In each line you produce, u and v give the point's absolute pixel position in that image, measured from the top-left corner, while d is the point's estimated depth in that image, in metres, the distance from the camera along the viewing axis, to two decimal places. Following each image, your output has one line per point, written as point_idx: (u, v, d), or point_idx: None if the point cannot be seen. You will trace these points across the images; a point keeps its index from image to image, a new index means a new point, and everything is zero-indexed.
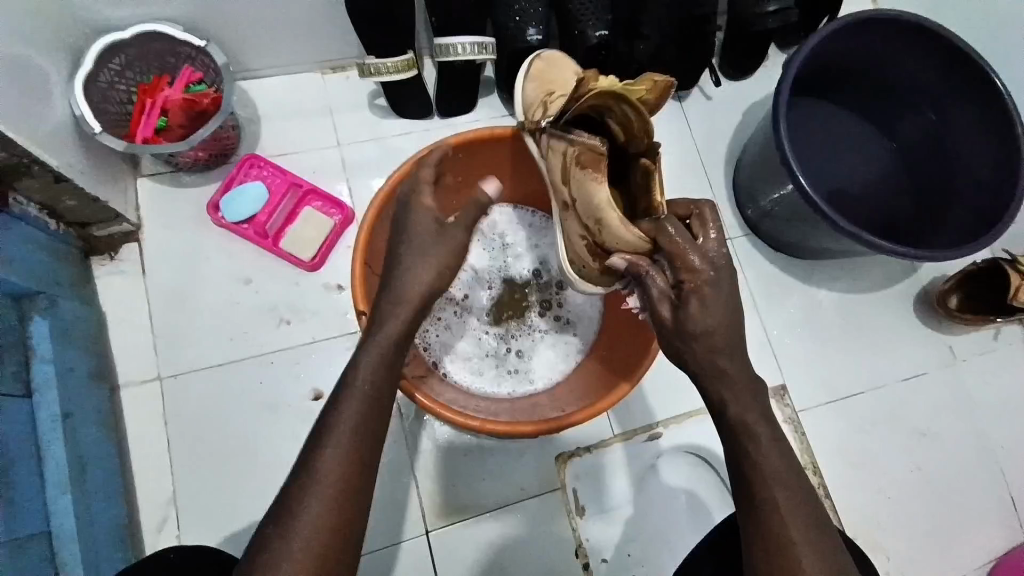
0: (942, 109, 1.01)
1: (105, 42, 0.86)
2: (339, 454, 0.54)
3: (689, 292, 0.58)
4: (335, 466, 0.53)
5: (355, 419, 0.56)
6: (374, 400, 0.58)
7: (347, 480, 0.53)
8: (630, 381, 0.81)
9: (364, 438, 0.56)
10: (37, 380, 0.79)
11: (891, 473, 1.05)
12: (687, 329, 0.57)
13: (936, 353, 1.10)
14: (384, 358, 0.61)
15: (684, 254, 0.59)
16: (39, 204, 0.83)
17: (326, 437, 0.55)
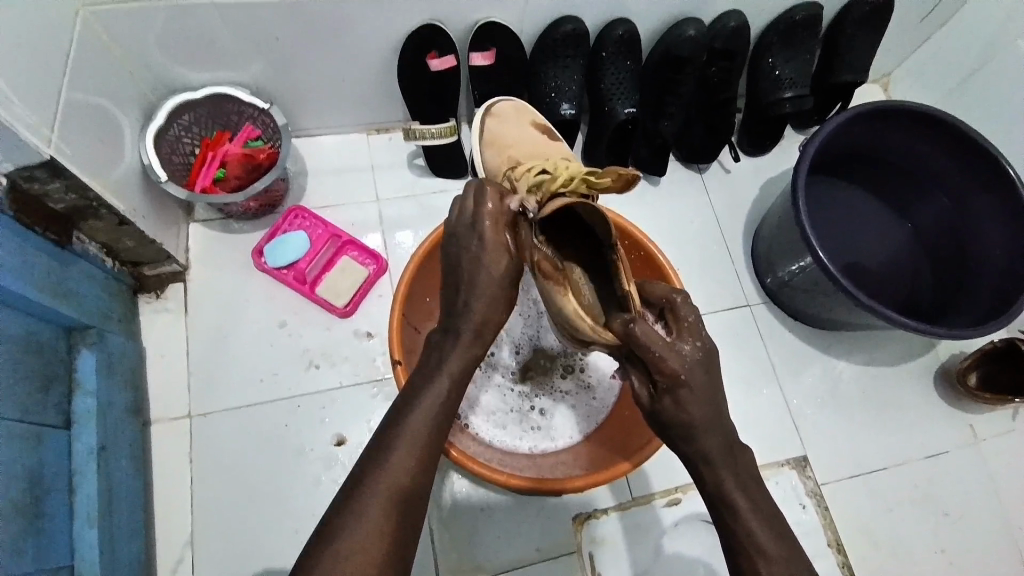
0: (961, 194, 1.05)
1: (176, 101, 0.95)
2: (378, 509, 0.54)
3: (664, 390, 0.59)
4: (373, 523, 0.53)
5: (398, 474, 0.55)
6: (421, 453, 0.57)
7: (384, 533, 0.53)
8: (632, 461, 0.83)
9: (405, 493, 0.55)
10: (78, 412, 0.81)
11: (917, 556, 1.02)
12: (672, 416, 0.59)
13: (958, 431, 1.09)
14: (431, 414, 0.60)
15: (659, 359, 0.58)
16: (99, 244, 0.89)
17: (368, 488, 0.55)
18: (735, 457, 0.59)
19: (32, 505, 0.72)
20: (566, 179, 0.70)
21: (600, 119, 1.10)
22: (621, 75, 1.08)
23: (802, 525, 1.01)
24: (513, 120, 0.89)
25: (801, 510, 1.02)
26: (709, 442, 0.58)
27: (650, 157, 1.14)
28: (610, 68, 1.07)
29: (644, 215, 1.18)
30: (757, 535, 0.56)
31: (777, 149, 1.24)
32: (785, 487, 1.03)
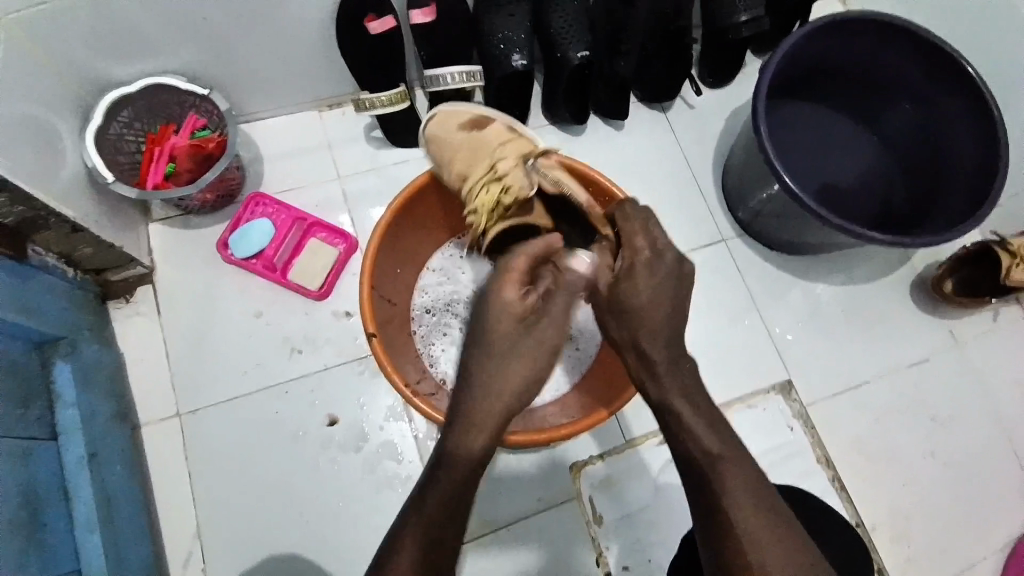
0: (920, 102, 1.04)
1: (114, 96, 0.92)
2: (412, 540, 0.57)
3: (629, 264, 0.67)
4: (417, 525, 0.58)
5: (428, 505, 0.59)
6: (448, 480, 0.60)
7: (445, 523, 0.59)
8: (608, 408, 0.83)
9: (439, 503, 0.59)
10: (62, 423, 0.81)
11: (905, 461, 1.05)
12: (630, 298, 0.65)
13: (938, 338, 1.11)
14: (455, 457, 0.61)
15: (631, 232, 0.68)
16: (57, 254, 0.87)
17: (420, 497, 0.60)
18: (677, 366, 0.64)
19: (30, 516, 0.73)
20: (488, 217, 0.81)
21: (554, 65, 1.05)
22: (569, 18, 1.04)
23: (792, 446, 1.04)
24: (451, 121, 0.84)
25: (789, 431, 1.05)
26: (651, 353, 0.64)
27: (608, 99, 1.12)
28: (555, 11, 1.04)
29: (611, 161, 1.16)
30: (697, 439, 0.60)
31: (740, 79, 1.22)
32: (773, 412, 1.06)
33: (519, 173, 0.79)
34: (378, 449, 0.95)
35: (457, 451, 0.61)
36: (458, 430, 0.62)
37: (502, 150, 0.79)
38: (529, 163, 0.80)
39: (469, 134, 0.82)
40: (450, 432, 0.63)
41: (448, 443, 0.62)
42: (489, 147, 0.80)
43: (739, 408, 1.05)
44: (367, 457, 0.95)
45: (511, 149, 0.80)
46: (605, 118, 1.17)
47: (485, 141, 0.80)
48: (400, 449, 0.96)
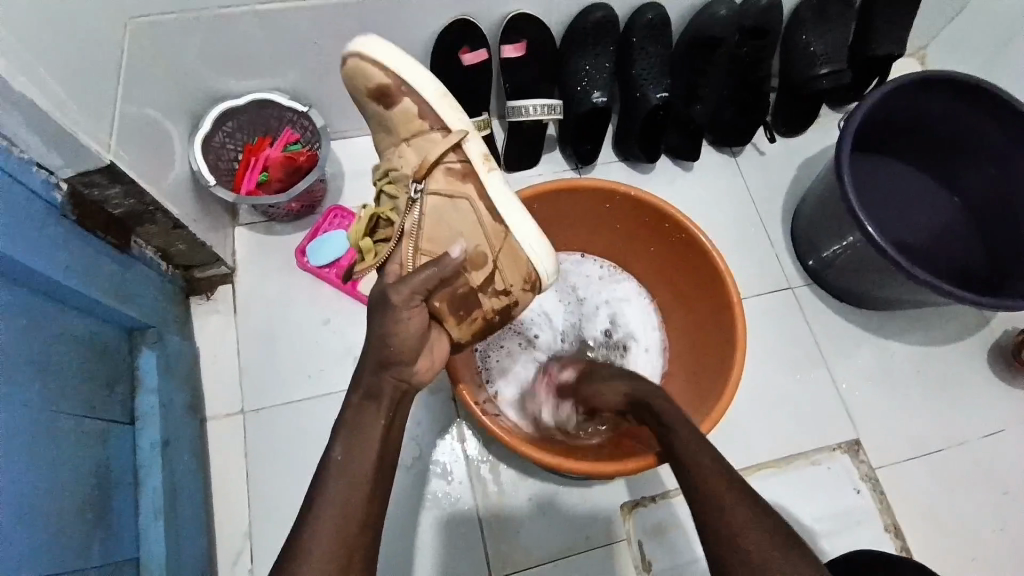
0: (1004, 164, 1.02)
1: (221, 109, 0.99)
2: (324, 545, 0.54)
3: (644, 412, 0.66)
4: (321, 522, 0.55)
5: (334, 509, 0.56)
6: (358, 479, 0.58)
7: (344, 519, 0.56)
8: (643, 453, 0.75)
9: (347, 507, 0.57)
10: (141, 409, 0.85)
11: (984, 539, 0.98)
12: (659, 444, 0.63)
13: (1020, 409, 1.05)
14: (351, 471, 0.59)
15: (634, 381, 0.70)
16: (155, 248, 0.92)
17: (317, 496, 0.57)
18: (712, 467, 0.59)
19: (103, 496, 0.75)
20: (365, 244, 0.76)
21: (632, 105, 1.09)
22: (650, 62, 1.07)
23: (856, 509, 0.99)
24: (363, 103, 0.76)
25: (855, 494, 1.00)
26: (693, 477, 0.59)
27: (686, 145, 1.14)
28: (639, 54, 1.06)
29: (678, 200, 1.17)
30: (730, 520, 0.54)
31: (813, 130, 1.22)
32: (836, 470, 1.01)
33: (402, 193, 0.73)
34: (428, 466, 0.97)
35: (348, 455, 0.59)
36: (347, 432, 0.61)
37: (405, 153, 0.74)
38: (414, 183, 0.72)
39: (377, 122, 0.76)
40: (338, 437, 0.61)
41: (338, 446, 0.60)
42: (395, 138, 0.75)
43: (801, 464, 1.01)
44: (417, 472, 0.96)
45: (411, 157, 0.73)
46: (675, 158, 1.18)
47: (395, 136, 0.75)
48: (451, 469, 0.97)
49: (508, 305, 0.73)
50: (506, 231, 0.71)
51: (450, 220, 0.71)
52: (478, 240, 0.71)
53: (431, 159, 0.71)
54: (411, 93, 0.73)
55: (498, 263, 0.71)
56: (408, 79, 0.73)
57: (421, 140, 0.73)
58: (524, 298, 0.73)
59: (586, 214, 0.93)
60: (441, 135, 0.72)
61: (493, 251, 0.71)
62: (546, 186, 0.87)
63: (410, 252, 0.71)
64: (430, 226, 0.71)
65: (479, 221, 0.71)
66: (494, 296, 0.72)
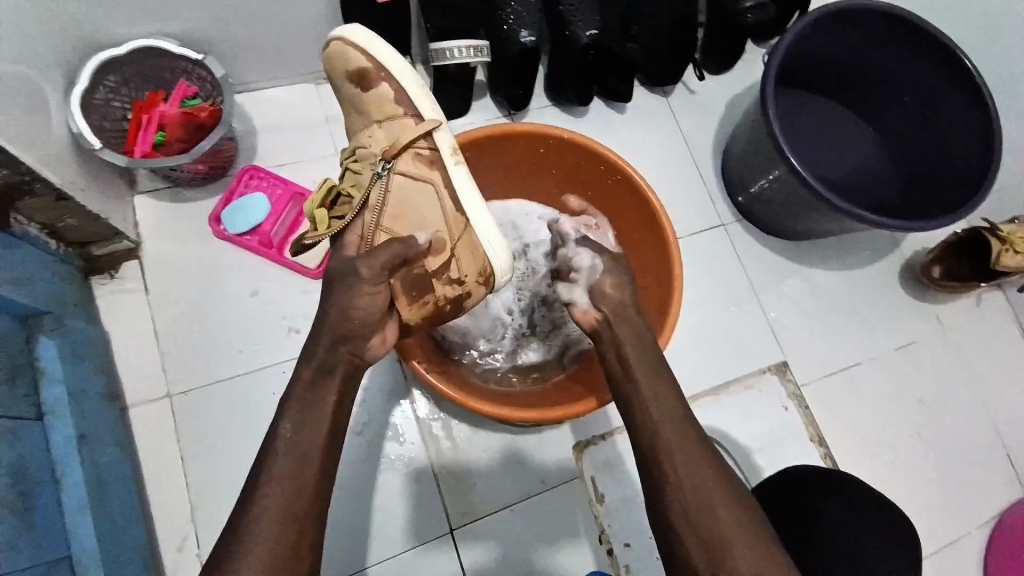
0: (915, 92, 1.07)
1: (99, 60, 0.86)
2: (269, 527, 0.52)
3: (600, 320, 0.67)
4: (271, 501, 0.53)
5: (280, 488, 0.53)
6: (305, 455, 0.55)
7: (295, 496, 0.53)
8: (597, 397, 0.80)
9: (294, 485, 0.54)
10: (50, 402, 0.76)
11: (896, 440, 1.09)
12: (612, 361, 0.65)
13: (926, 322, 1.15)
14: (299, 447, 0.55)
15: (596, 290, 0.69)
16: (40, 225, 0.81)
17: (263, 472, 0.54)
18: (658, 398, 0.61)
19: (19, 500, 0.69)
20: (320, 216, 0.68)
21: (562, 45, 1.04)
22: None
23: (788, 427, 1.07)
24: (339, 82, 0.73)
25: (784, 412, 1.07)
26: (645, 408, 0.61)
27: (617, 84, 1.11)
28: None
29: (613, 143, 1.16)
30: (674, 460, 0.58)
31: (739, 66, 1.23)
32: (769, 393, 1.08)
33: (366, 170, 0.69)
34: (379, 430, 0.95)
35: (299, 432, 0.56)
36: (297, 408, 0.57)
37: (376, 135, 0.70)
38: (382, 161, 0.68)
39: (351, 102, 0.73)
40: (286, 413, 0.57)
41: (287, 422, 0.56)
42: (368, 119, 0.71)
43: (738, 391, 1.07)
44: (369, 437, 0.94)
45: (381, 137, 0.69)
46: (607, 100, 1.16)
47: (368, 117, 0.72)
48: (403, 430, 0.96)
49: (461, 296, 0.68)
50: (468, 221, 0.67)
51: (415, 205, 0.67)
52: (440, 228, 0.67)
53: (404, 142, 0.68)
54: (390, 79, 0.70)
55: (456, 252, 0.67)
56: (388, 65, 0.70)
57: (394, 123, 0.69)
58: (478, 293, 0.70)
59: (523, 161, 0.90)
60: (414, 119, 0.69)
61: (452, 240, 0.67)
62: (479, 132, 0.83)
63: (370, 228, 0.67)
64: (393, 206, 0.67)
65: (444, 211, 0.67)
66: (448, 284, 0.67)
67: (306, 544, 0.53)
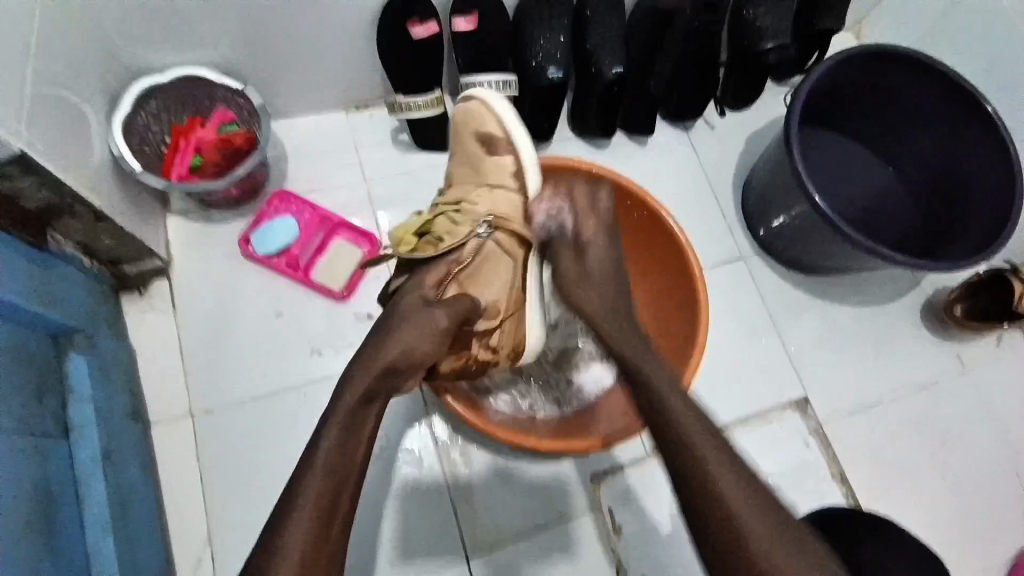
0: (938, 135, 1.08)
1: (145, 84, 0.90)
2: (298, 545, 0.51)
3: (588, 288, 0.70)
4: (303, 523, 0.52)
5: (312, 507, 0.53)
6: (339, 472, 0.55)
7: (326, 518, 0.53)
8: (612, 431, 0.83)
9: (327, 504, 0.54)
10: (76, 420, 0.77)
11: (919, 482, 1.07)
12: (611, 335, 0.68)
13: (947, 361, 1.14)
14: (334, 466, 0.55)
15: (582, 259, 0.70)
16: (76, 243, 0.83)
17: (296, 487, 0.54)
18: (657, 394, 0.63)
19: (44, 518, 0.69)
20: (405, 240, 0.77)
21: (588, 79, 1.07)
22: (605, 34, 1.04)
23: (809, 464, 1.05)
24: (468, 132, 0.76)
25: (805, 449, 1.06)
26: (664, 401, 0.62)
27: (638, 118, 1.15)
28: (594, 27, 1.04)
29: (635, 175, 1.17)
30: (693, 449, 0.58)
31: (759, 104, 1.25)
32: (790, 429, 1.07)
33: (466, 225, 0.73)
34: (397, 455, 0.95)
35: (338, 452, 0.56)
36: (340, 431, 0.57)
37: (483, 196, 0.74)
38: (486, 223, 0.72)
39: (475, 158, 0.76)
40: (329, 430, 0.57)
41: (326, 443, 0.56)
42: (482, 177, 0.75)
43: (757, 425, 1.06)
44: (387, 462, 0.94)
45: (488, 200, 0.74)
46: (630, 133, 1.19)
47: (483, 177, 0.75)
48: (421, 456, 0.95)
49: (489, 361, 0.77)
50: (524, 302, 0.76)
51: (490, 273, 0.73)
52: (501, 298, 0.74)
53: (506, 216, 0.72)
54: (514, 153, 0.73)
55: (502, 324, 0.75)
56: (517, 139, 0.73)
57: (503, 192, 0.73)
58: (507, 364, 0.79)
59: None
60: (520, 197, 0.74)
61: (505, 313, 0.75)
62: None
63: (449, 278, 0.73)
64: (474, 267, 0.73)
65: (510, 285, 0.74)
66: (484, 349, 0.76)
67: (331, 572, 0.53)
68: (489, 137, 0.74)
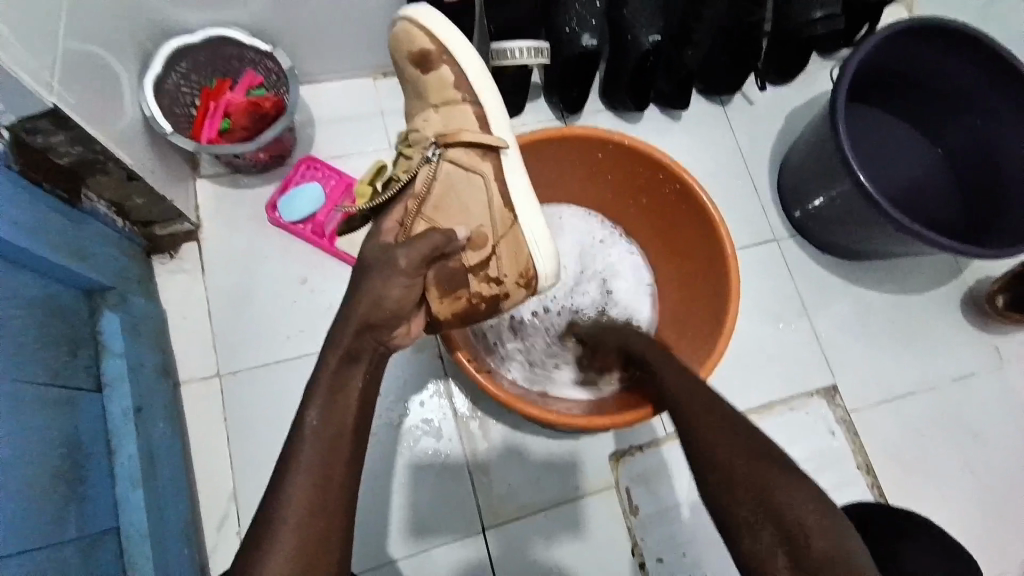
0: (987, 116, 1.02)
1: (174, 46, 0.90)
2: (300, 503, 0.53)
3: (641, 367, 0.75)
4: (301, 488, 0.53)
5: (308, 470, 0.54)
6: (335, 436, 0.56)
7: (323, 483, 0.54)
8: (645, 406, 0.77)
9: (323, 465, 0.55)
10: (108, 375, 0.79)
11: (948, 476, 1.04)
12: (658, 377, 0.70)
13: (987, 354, 1.10)
14: (330, 429, 0.56)
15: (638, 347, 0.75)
16: (109, 202, 0.84)
17: (296, 449, 0.55)
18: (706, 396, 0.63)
19: (75, 466, 0.71)
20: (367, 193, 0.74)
21: (622, 49, 1.03)
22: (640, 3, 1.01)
23: (833, 452, 1.03)
24: (401, 62, 0.74)
25: (830, 437, 1.03)
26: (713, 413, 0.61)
27: (672, 91, 1.10)
28: None
29: (667, 150, 1.14)
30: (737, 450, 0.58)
31: (801, 78, 1.20)
32: (815, 416, 1.04)
33: (417, 154, 0.71)
34: (416, 424, 0.96)
35: (329, 415, 0.57)
36: (325, 394, 0.57)
37: (430, 119, 0.72)
38: (433, 146, 0.70)
39: (414, 85, 0.73)
40: (318, 394, 0.57)
41: (314, 409, 0.57)
42: (425, 102, 0.73)
43: (781, 410, 1.04)
44: (406, 430, 0.95)
45: (436, 122, 0.71)
46: (663, 107, 1.15)
47: (428, 99, 0.72)
48: (439, 426, 0.96)
49: (498, 295, 0.70)
50: (514, 220, 0.70)
51: (462, 196, 0.69)
52: (485, 223, 0.69)
53: (456, 130, 0.70)
54: (451, 62, 0.71)
55: (497, 249, 0.70)
56: (449, 49, 0.71)
57: (451, 109, 0.71)
58: (514, 292, 0.72)
59: (586, 165, 0.90)
60: (471, 108, 0.71)
61: (495, 236, 0.69)
62: (545, 133, 0.83)
63: (411, 215, 0.69)
64: (439, 194, 0.69)
65: (490, 203, 0.69)
66: (484, 282, 0.70)
67: (333, 533, 0.54)
68: (422, 62, 0.72)
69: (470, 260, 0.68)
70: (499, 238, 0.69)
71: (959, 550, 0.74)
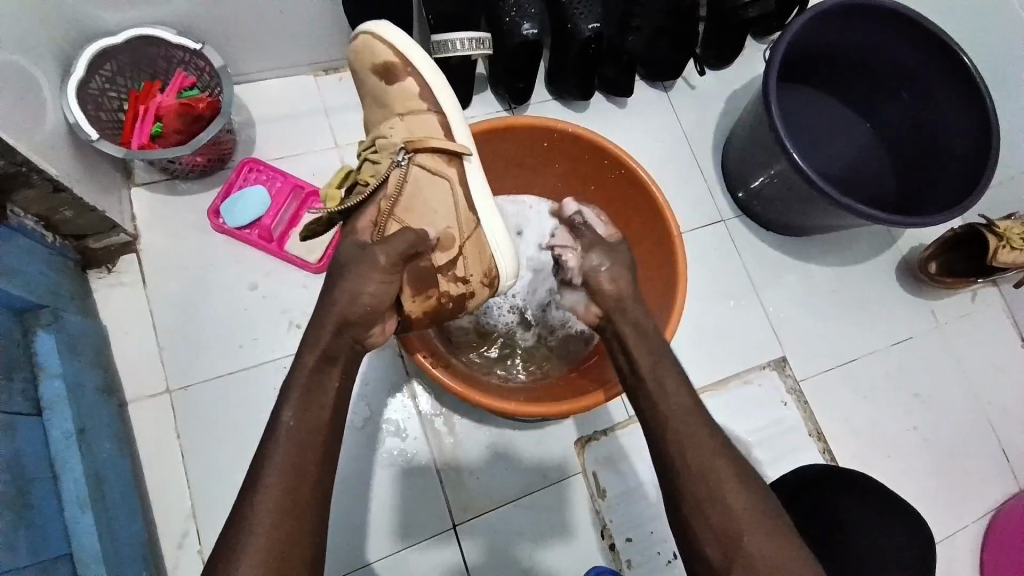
0: (916, 89, 1.08)
1: (95, 50, 0.84)
2: (271, 514, 0.50)
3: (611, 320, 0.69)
4: (273, 491, 0.51)
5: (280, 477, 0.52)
6: (306, 442, 0.54)
7: (296, 484, 0.52)
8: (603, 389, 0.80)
9: (294, 473, 0.53)
10: (47, 397, 0.75)
11: (892, 435, 1.10)
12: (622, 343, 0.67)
13: (922, 317, 1.17)
14: (300, 435, 0.54)
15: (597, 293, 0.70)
16: (36, 217, 0.80)
17: (265, 459, 0.53)
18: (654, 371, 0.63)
19: (19, 495, 0.68)
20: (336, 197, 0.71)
21: (564, 37, 1.03)
22: None
23: (786, 420, 1.08)
24: (365, 73, 0.75)
25: (783, 406, 1.08)
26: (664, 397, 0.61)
27: (616, 77, 1.11)
28: None
29: (615, 138, 1.16)
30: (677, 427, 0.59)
31: (739, 62, 1.23)
32: (768, 388, 1.09)
33: (386, 159, 0.70)
34: (381, 424, 0.95)
35: (302, 419, 0.55)
36: (300, 394, 0.56)
37: (396, 126, 0.72)
38: (402, 151, 0.69)
39: (378, 94, 0.74)
40: (289, 402, 0.55)
41: (289, 409, 0.55)
42: (391, 111, 0.73)
43: (736, 384, 1.08)
44: (369, 432, 0.94)
45: (402, 130, 0.71)
46: (609, 95, 1.16)
47: (395, 108, 0.73)
48: (404, 426, 0.96)
49: (464, 294, 0.70)
50: (478, 221, 0.70)
51: (429, 198, 0.69)
52: (451, 224, 0.69)
53: (423, 136, 0.70)
54: (415, 75, 0.73)
55: (463, 250, 0.69)
56: (413, 60, 0.73)
57: (416, 118, 0.72)
58: (481, 292, 0.72)
59: (533, 155, 0.90)
60: (436, 117, 0.72)
61: (462, 237, 0.69)
62: (489, 123, 0.83)
63: (383, 216, 0.68)
64: (409, 197, 0.69)
65: (456, 205, 0.69)
66: (452, 282, 0.69)
67: (310, 533, 0.52)
68: (387, 73, 0.73)
69: (439, 261, 0.68)
70: (467, 239, 0.69)
71: (903, 503, 0.78)
